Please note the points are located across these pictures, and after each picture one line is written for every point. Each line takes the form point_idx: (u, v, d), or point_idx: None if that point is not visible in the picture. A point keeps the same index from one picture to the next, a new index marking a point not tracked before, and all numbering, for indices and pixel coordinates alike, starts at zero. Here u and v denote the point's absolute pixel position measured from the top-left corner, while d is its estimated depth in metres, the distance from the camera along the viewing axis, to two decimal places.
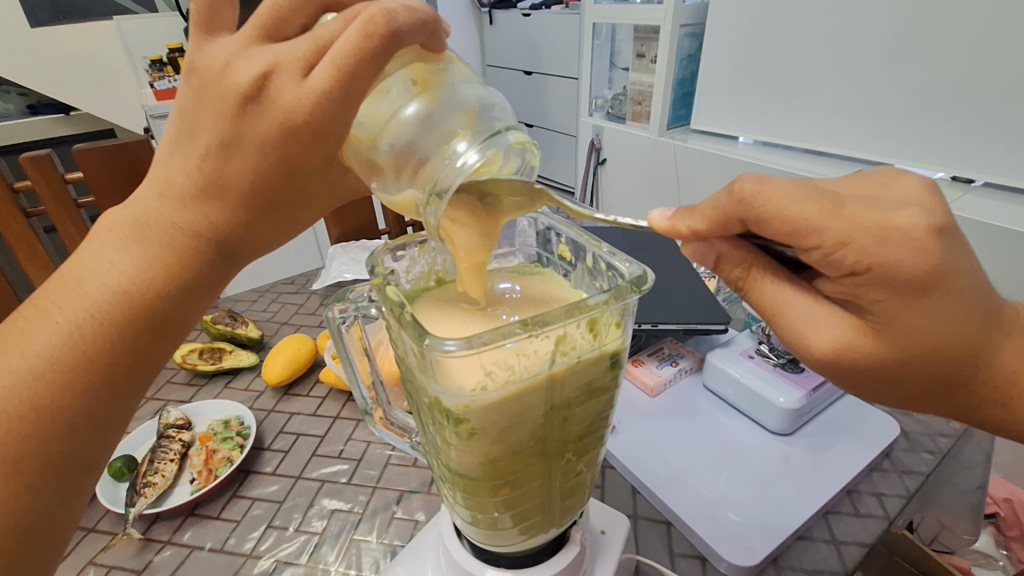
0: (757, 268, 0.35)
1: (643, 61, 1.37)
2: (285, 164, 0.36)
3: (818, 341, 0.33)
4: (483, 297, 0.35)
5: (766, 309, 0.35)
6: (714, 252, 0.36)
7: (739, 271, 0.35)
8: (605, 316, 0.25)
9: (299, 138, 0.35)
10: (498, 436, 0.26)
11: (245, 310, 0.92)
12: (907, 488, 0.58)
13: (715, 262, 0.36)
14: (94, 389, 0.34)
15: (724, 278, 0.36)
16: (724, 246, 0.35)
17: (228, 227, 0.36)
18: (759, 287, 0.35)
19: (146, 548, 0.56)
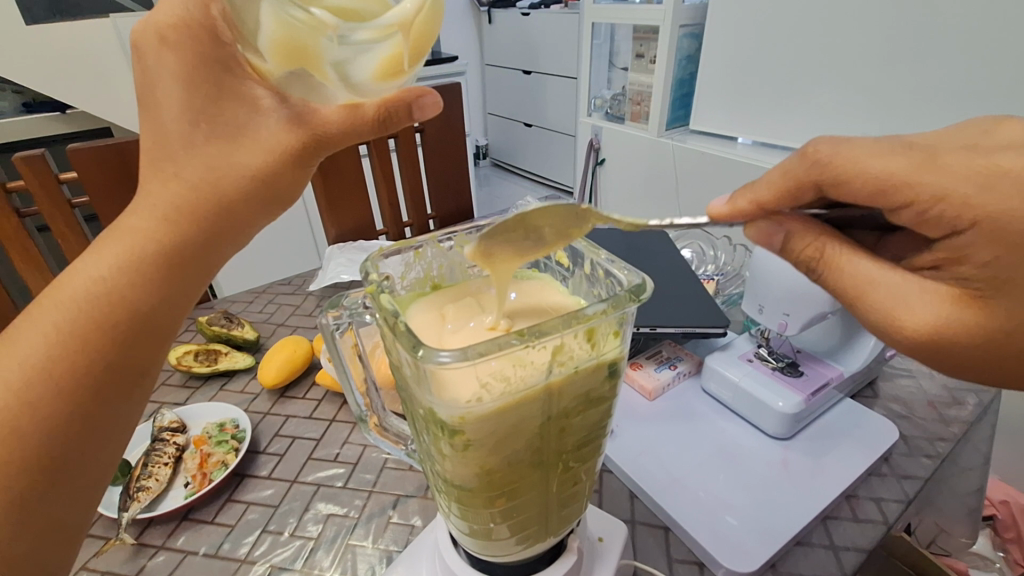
0: (829, 249, 0.34)
1: (643, 60, 1.36)
2: (212, 103, 0.34)
3: (911, 317, 0.32)
4: (488, 306, 0.34)
5: (844, 286, 0.34)
6: (781, 232, 0.36)
7: (813, 251, 0.35)
8: (603, 326, 0.25)
9: (198, 53, 0.33)
10: (493, 447, 0.26)
11: (241, 311, 0.92)
12: (906, 493, 0.58)
13: (782, 243, 0.36)
14: (76, 373, 0.32)
15: (794, 260, 0.35)
16: (793, 225, 0.35)
17: (193, 195, 0.34)
18: (835, 266, 0.34)
19: (139, 553, 0.55)
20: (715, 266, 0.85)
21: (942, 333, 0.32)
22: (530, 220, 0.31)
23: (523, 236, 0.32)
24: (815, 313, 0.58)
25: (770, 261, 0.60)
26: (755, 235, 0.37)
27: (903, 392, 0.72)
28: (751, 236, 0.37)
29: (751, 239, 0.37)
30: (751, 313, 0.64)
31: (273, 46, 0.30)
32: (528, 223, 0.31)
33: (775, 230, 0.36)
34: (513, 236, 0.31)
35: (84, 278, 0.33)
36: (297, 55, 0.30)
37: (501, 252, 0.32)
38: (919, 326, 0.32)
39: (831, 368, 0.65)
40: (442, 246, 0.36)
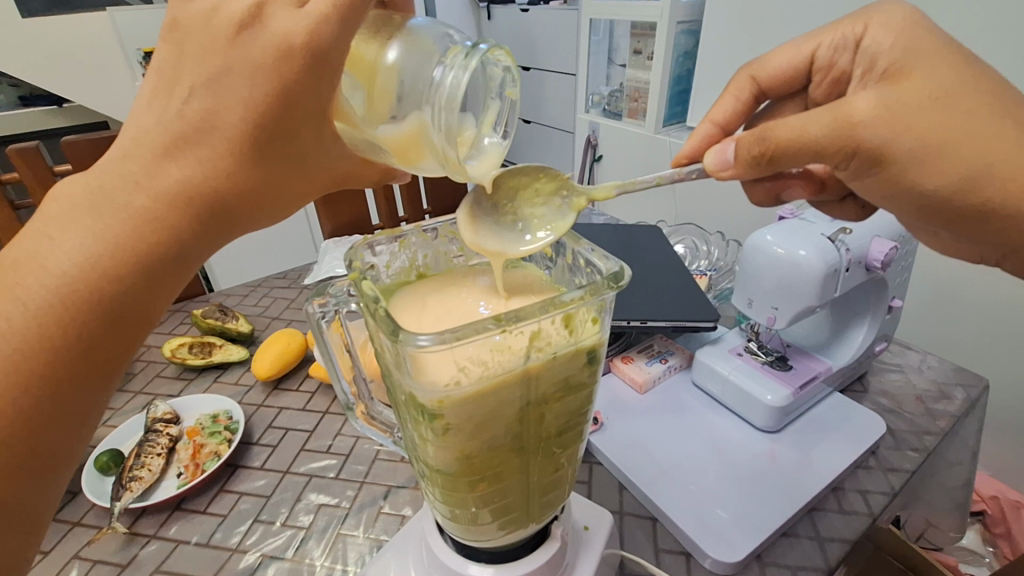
0: (770, 125, 0.37)
1: (641, 56, 1.36)
2: (284, 118, 0.32)
3: (857, 106, 0.36)
4: (470, 291, 0.34)
5: (791, 144, 0.37)
6: (731, 146, 0.40)
7: (757, 147, 0.38)
8: (581, 313, 0.25)
9: (299, 71, 0.31)
10: (472, 432, 0.26)
11: (236, 304, 0.92)
12: (892, 485, 0.59)
13: (734, 154, 0.39)
14: (57, 367, 0.30)
15: (745, 156, 0.38)
16: (737, 137, 0.39)
17: (210, 186, 0.32)
18: (780, 135, 0.37)
19: (131, 542, 0.56)
20: (709, 261, 0.85)
21: (889, 112, 0.35)
22: (519, 202, 0.37)
23: (511, 219, 0.37)
24: (802, 308, 0.58)
25: (758, 255, 0.60)
26: (712, 161, 0.40)
27: (891, 386, 0.72)
28: (708, 161, 0.40)
29: (709, 167, 0.41)
30: (741, 307, 0.64)
31: (397, 140, 0.36)
32: (516, 207, 0.37)
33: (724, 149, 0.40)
34: (503, 222, 0.37)
35: (75, 255, 0.29)
36: (413, 157, 0.37)
37: (489, 227, 0.36)
38: (868, 110, 0.36)
39: (819, 362, 0.66)
40: (427, 235, 0.37)
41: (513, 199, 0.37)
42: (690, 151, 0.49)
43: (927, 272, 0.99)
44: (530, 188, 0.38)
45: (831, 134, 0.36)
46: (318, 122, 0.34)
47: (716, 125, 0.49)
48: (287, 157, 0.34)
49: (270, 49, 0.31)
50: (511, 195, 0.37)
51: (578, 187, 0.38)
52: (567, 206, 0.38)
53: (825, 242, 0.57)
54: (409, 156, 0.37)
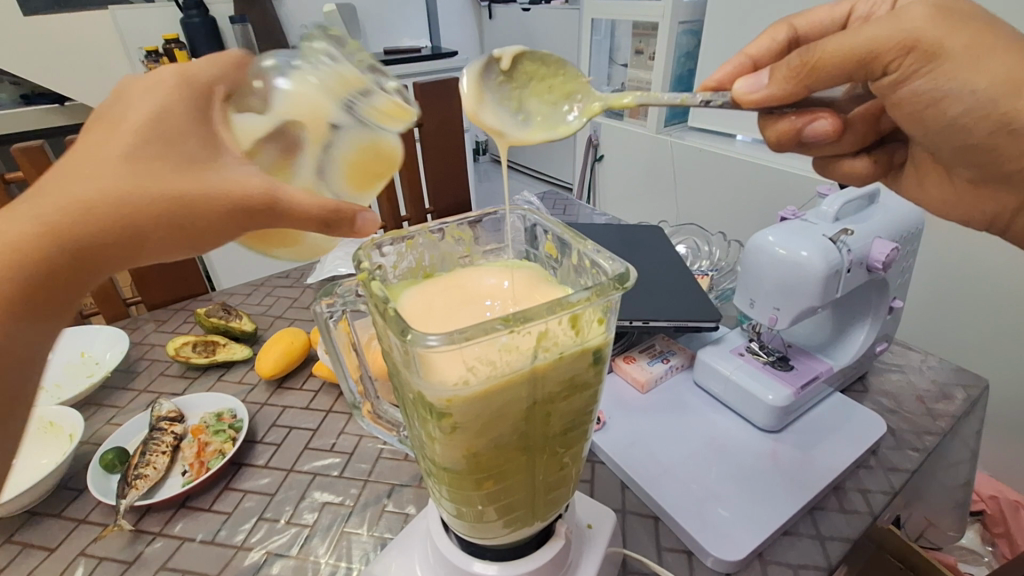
0: (814, 43, 0.40)
1: (642, 57, 1.37)
2: (143, 128, 0.37)
3: (907, 16, 0.39)
4: (475, 290, 0.35)
5: (834, 57, 0.40)
6: (763, 73, 0.42)
7: (798, 64, 0.41)
8: (587, 313, 0.26)
9: (161, 101, 0.38)
10: (479, 431, 0.26)
11: (240, 303, 0.93)
12: (892, 485, 0.59)
13: (768, 80, 0.42)
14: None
15: (789, 70, 0.41)
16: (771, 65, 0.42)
17: (92, 194, 0.35)
18: (823, 50, 0.40)
19: (136, 540, 0.56)
20: (710, 261, 0.85)
21: (935, 20, 0.38)
22: (528, 92, 0.46)
23: (516, 105, 0.46)
24: (804, 308, 0.58)
25: (760, 256, 0.61)
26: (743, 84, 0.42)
27: (892, 386, 0.73)
28: (738, 83, 0.42)
29: (738, 91, 0.42)
30: (743, 307, 0.64)
31: (312, 149, 0.39)
32: (524, 98, 0.46)
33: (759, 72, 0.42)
34: (507, 104, 0.45)
35: None
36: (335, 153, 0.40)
37: (494, 103, 0.45)
38: (921, 16, 0.39)
39: (821, 361, 0.66)
40: (434, 236, 0.37)
41: (523, 83, 0.46)
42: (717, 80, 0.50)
43: (928, 273, 0.99)
44: (546, 87, 0.46)
45: (883, 46, 0.39)
46: (194, 131, 0.38)
47: (749, 57, 0.50)
48: (166, 162, 0.36)
49: (141, 97, 0.38)
50: (524, 85, 0.46)
51: (592, 95, 0.46)
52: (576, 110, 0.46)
53: (827, 242, 0.57)
54: (331, 152, 0.40)
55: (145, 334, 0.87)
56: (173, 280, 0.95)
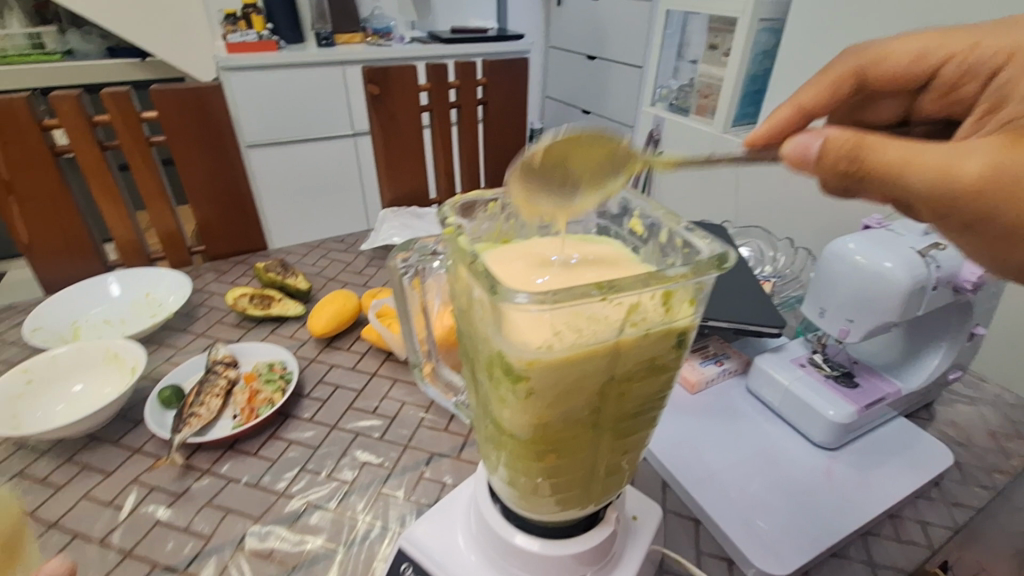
0: (865, 144, 0.36)
1: (716, 52, 1.29)
2: None
3: (966, 166, 0.34)
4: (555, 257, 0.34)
5: (887, 174, 0.36)
6: (819, 139, 0.38)
7: (844, 158, 0.37)
8: (681, 291, 0.24)
9: None
10: (554, 400, 0.25)
11: (295, 262, 0.95)
12: (956, 520, 0.55)
13: (818, 151, 0.38)
14: None
15: (834, 163, 0.38)
16: (827, 133, 0.38)
17: None
18: (873, 160, 0.36)
19: (186, 474, 0.58)
20: (774, 267, 0.82)
21: (996, 180, 0.33)
22: (571, 165, 0.36)
23: (559, 179, 0.36)
24: (879, 323, 0.55)
25: (836, 264, 0.58)
26: (790, 150, 0.40)
27: (961, 418, 0.68)
28: (788, 150, 0.39)
29: (788, 156, 0.40)
30: (810, 316, 0.61)
31: None
32: (568, 166, 0.36)
33: (800, 140, 0.39)
34: (550, 183, 0.36)
35: None
36: None
37: (539, 192, 0.36)
38: (977, 172, 0.33)
39: (888, 383, 0.62)
40: (517, 201, 0.36)
41: (563, 156, 0.36)
42: (766, 131, 0.46)
43: (1012, 303, 0.92)
44: (581, 150, 0.36)
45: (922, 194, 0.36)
46: None
47: (801, 108, 0.46)
48: None
49: None
50: (563, 158, 0.36)
51: (637, 151, 0.36)
52: (624, 170, 0.36)
53: (914, 255, 0.53)
54: None
55: (206, 282, 0.90)
56: (236, 233, 0.99)
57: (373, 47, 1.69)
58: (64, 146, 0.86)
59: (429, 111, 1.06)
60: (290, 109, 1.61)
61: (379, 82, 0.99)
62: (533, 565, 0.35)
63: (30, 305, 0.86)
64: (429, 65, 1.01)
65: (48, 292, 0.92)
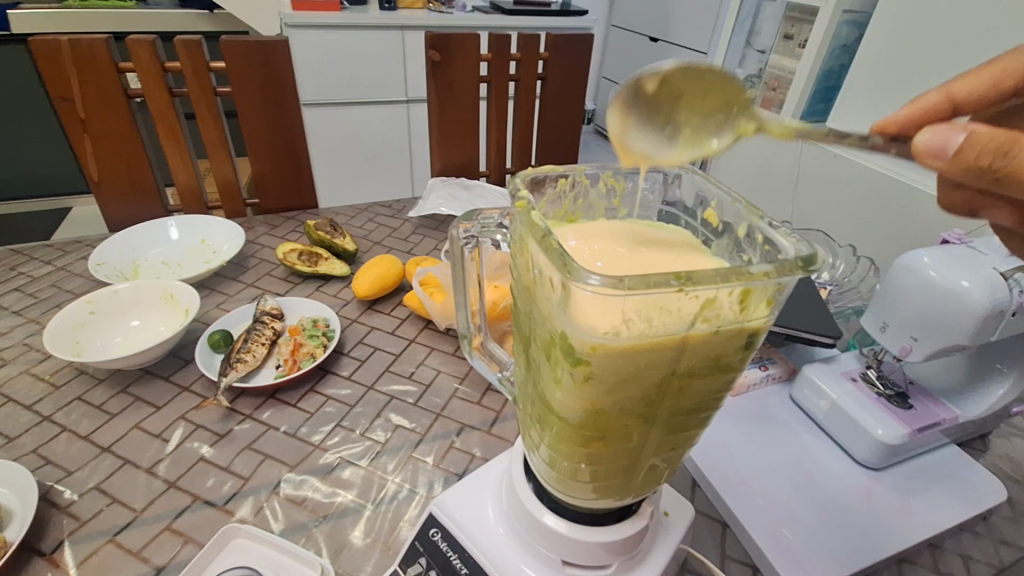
0: (1020, 143, 0.31)
1: (791, 43, 1.22)
2: None
3: None
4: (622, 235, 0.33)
5: None
6: (961, 133, 0.31)
7: (992, 156, 0.31)
8: (761, 291, 0.23)
9: None
10: (612, 387, 0.25)
11: (344, 223, 0.96)
12: (1002, 558, 0.52)
13: (960, 147, 0.31)
14: None
15: (978, 165, 0.32)
16: (973, 127, 0.31)
17: None
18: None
19: (229, 417, 0.61)
20: (831, 275, 0.79)
21: None
22: (679, 108, 0.37)
23: (663, 120, 0.37)
24: (947, 346, 0.52)
25: (907, 278, 0.54)
26: (924, 142, 0.32)
27: (1019, 454, 0.64)
28: (925, 140, 0.32)
29: (920, 148, 0.33)
30: (870, 330, 0.58)
31: None
32: (676, 108, 0.37)
33: (938, 136, 0.32)
34: (651, 121, 0.37)
35: None
36: None
37: (641, 125, 0.37)
38: None
39: (946, 409, 0.59)
40: (588, 179, 0.35)
41: (676, 98, 0.37)
42: (907, 115, 0.39)
43: None
44: (698, 98, 0.37)
45: None
46: None
47: (952, 99, 0.39)
48: None
49: None
50: (675, 98, 0.37)
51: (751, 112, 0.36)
52: (729, 128, 0.37)
53: (996, 277, 0.50)
54: None
55: (258, 234, 0.92)
56: (288, 189, 1.02)
57: (434, 14, 1.67)
58: (137, 90, 0.89)
59: (487, 83, 1.04)
60: (347, 71, 1.62)
61: (441, 49, 0.98)
62: (562, 547, 0.35)
63: (95, 241, 0.90)
64: (493, 35, 0.99)
65: (113, 229, 0.97)
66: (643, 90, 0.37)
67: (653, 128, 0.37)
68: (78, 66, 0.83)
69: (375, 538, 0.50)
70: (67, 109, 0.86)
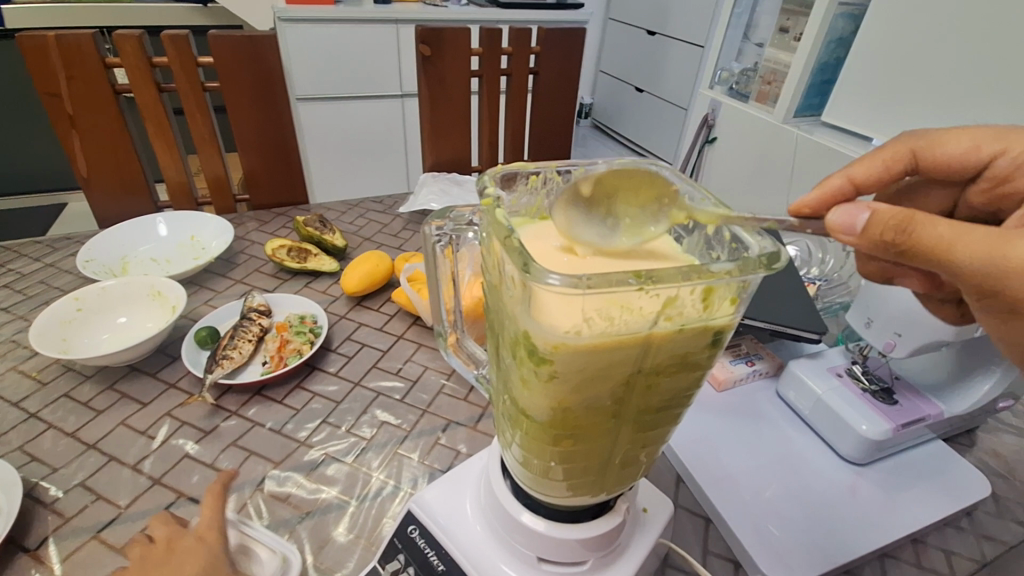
0: (918, 218, 0.31)
1: (786, 36, 1.21)
2: None
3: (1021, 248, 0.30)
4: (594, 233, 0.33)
5: (933, 252, 0.31)
6: (864, 211, 0.32)
7: (895, 234, 0.31)
8: (724, 288, 0.23)
9: None
10: (577, 386, 0.25)
11: (334, 219, 0.96)
12: (984, 553, 0.53)
13: (867, 223, 0.31)
14: None
15: (886, 241, 0.32)
16: (873, 204, 0.32)
17: None
18: (926, 236, 0.31)
19: (215, 414, 0.61)
20: (820, 271, 0.79)
21: None
22: (616, 201, 0.32)
23: (602, 214, 0.32)
24: (929, 342, 0.52)
25: None
26: (836, 218, 0.32)
27: (1006, 449, 0.64)
28: (833, 217, 0.32)
29: (831, 226, 0.32)
30: (856, 326, 0.58)
31: None
32: (612, 203, 0.32)
33: (840, 213, 0.32)
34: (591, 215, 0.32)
35: None
36: None
37: (580, 221, 0.32)
38: None
39: (931, 404, 0.59)
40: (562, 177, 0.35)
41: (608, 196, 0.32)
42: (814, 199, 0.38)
43: None
44: (631, 188, 0.32)
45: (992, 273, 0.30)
46: None
47: (853, 181, 0.40)
48: None
49: None
50: (610, 193, 0.32)
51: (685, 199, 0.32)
52: (665, 216, 0.32)
53: None
54: None
55: (247, 230, 0.92)
56: (279, 185, 1.01)
57: (429, 7, 1.66)
58: (125, 85, 0.89)
59: (478, 77, 1.03)
60: (342, 65, 1.60)
61: (431, 43, 0.97)
62: (538, 543, 0.35)
63: (84, 237, 0.90)
64: (483, 29, 0.98)
65: (103, 225, 0.97)
66: (575, 190, 0.32)
67: (592, 224, 0.32)
68: (65, 62, 0.82)
69: (358, 534, 0.50)
70: (55, 104, 0.85)
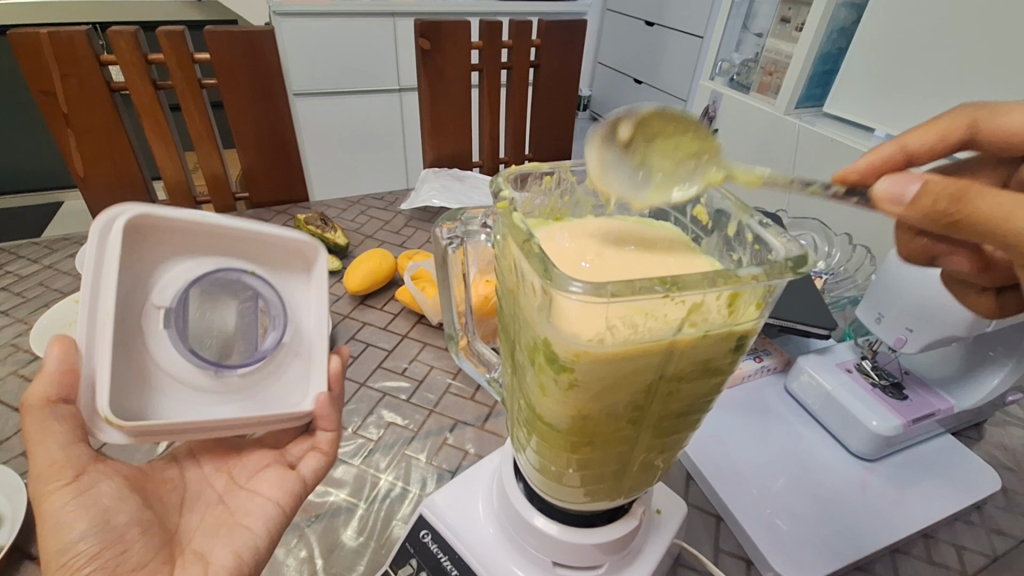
0: (971, 189, 0.31)
1: (787, 26, 1.20)
2: None
3: None
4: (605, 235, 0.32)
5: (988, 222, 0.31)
6: (915, 182, 0.33)
7: (948, 204, 0.32)
8: (750, 293, 0.23)
9: None
10: (598, 393, 0.24)
11: (335, 216, 0.95)
12: (995, 548, 0.53)
13: (917, 194, 0.32)
14: None
15: (937, 213, 0.32)
16: (926, 175, 0.32)
17: None
18: (982, 206, 0.31)
19: None
20: (827, 264, 0.78)
21: None
22: (653, 151, 0.33)
23: (635, 163, 0.33)
24: (943, 337, 0.51)
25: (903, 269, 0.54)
26: (884, 188, 0.33)
27: (1014, 442, 0.64)
28: (882, 186, 0.33)
29: (878, 195, 0.33)
30: (866, 320, 0.58)
31: None
32: (647, 154, 0.33)
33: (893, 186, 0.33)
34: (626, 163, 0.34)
35: None
36: None
37: (613, 167, 0.33)
38: None
39: (941, 398, 0.59)
40: (574, 177, 0.35)
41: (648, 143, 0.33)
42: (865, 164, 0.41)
43: None
44: (670, 140, 0.33)
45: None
46: None
47: (904, 150, 0.40)
48: None
49: None
50: (648, 137, 0.33)
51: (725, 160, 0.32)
52: (700, 176, 0.33)
53: None
54: None
55: None
56: (277, 182, 1.00)
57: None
58: (120, 82, 0.87)
59: (478, 71, 1.02)
60: (339, 59, 1.59)
61: (431, 37, 0.96)
62: (554, 548, 0.35)
63: (83, 237, 0.89)
64: (484, 22, 0.97)
65: None
66: (612, 131, 0.32)
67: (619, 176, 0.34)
68: (59, 60, 0.81)
69: (367, 537, 0.50)
70: (50, 104, 0.84)
